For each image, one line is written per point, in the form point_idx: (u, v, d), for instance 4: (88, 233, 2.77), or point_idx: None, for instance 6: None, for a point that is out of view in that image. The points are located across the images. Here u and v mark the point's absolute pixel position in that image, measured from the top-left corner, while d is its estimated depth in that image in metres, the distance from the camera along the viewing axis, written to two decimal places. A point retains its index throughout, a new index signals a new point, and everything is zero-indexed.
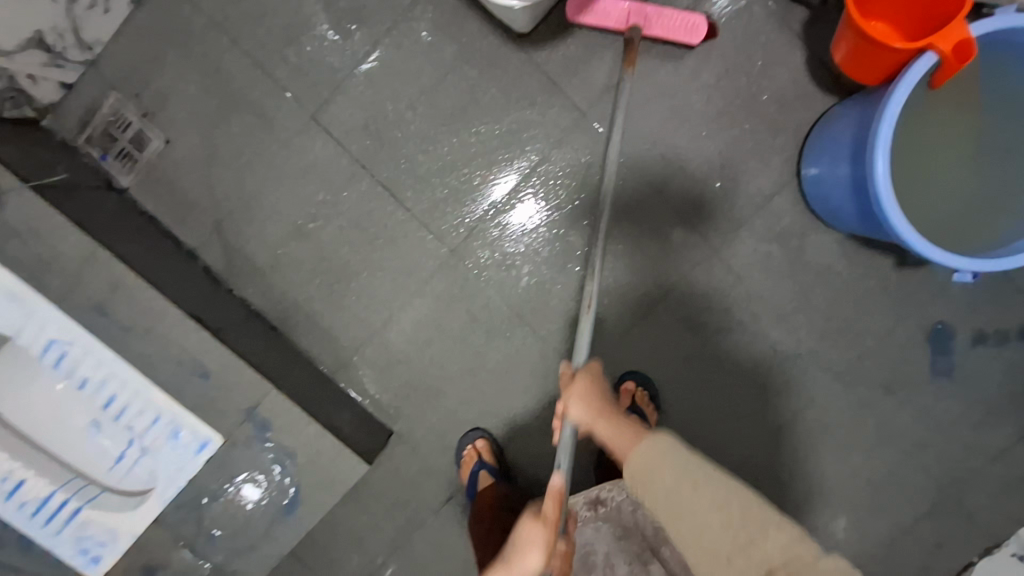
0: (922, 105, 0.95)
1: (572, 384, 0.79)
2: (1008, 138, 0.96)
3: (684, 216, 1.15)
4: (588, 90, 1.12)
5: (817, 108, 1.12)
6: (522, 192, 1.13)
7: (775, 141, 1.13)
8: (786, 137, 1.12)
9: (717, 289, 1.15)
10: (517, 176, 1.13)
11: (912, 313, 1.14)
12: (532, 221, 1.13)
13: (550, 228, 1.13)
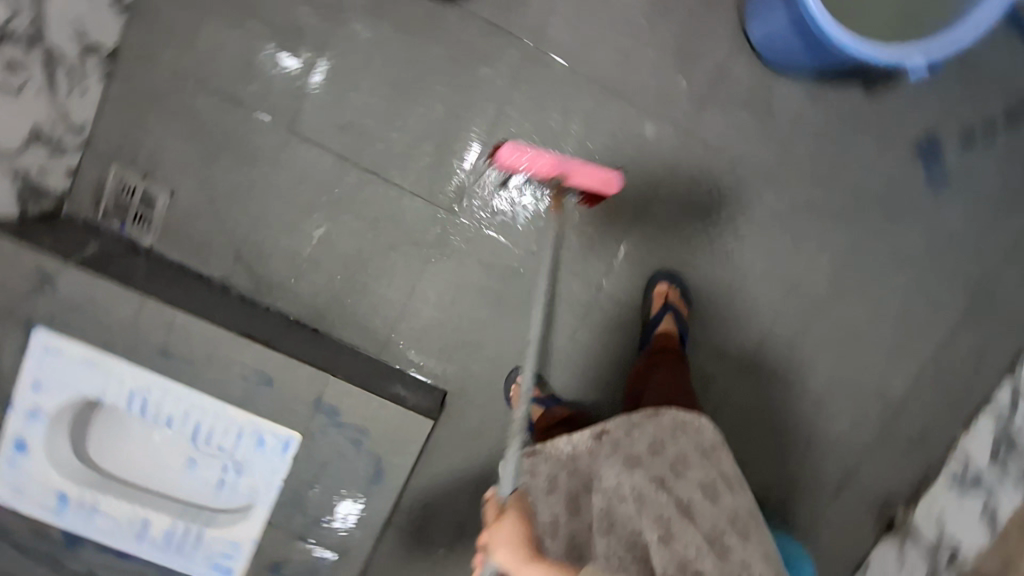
0: None
1: (497, 529, 0.81)
2: None
3: (652, 111, 1.19)
4: (528, 24, 1.17)
5: None
6: (520, 143, 1.18)
7: (716, 14, 1.17)
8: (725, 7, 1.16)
9: (702, 170, 1.21)
10: (510, 128, 1.18)
11: (890, 134, 1.20)
12: (531, 170, 1.19)
13: (549, 172, 1.20)
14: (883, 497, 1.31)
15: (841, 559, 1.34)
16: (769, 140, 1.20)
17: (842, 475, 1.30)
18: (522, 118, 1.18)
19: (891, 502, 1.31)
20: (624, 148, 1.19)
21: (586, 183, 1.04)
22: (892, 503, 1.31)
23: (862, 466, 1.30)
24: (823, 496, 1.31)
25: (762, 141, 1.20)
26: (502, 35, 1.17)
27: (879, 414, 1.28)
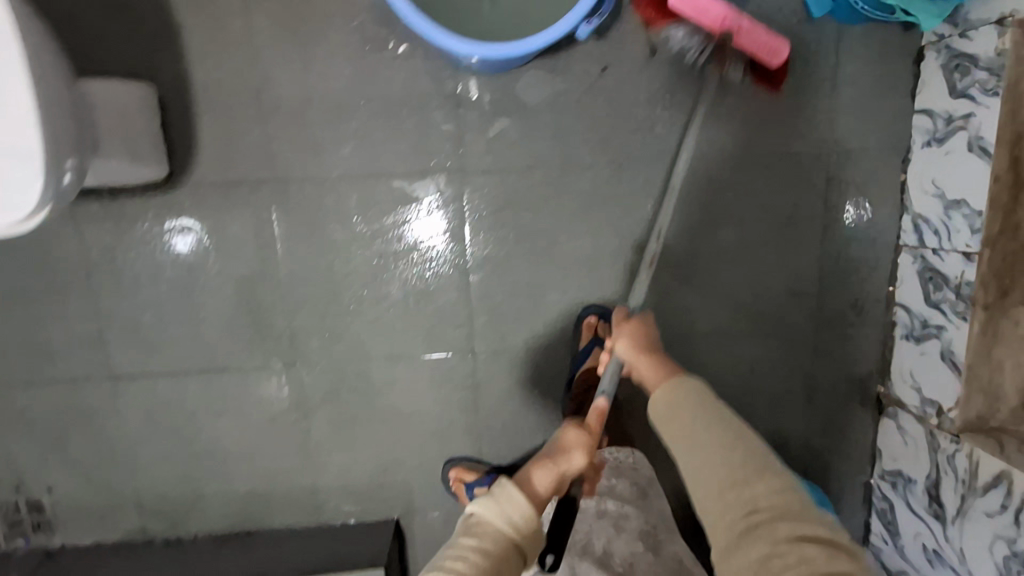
0: None
1: (623, 322, 0.92)
2: None
3: (420, 169, 1.09)
4: (251, 157, 1.05)
5: None
6: (428, 211, 1.11)
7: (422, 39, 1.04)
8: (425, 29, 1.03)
9: (502, 195, 1.11)
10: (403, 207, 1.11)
11: (661, 54, 1.08)
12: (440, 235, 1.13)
13: (457, 229, 1.12)
14: (850, 385, 1.25)
15: (844, 458, 1.28)
16: (545, 130, 1.09)
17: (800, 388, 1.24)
18: (306, 248, 1.11)
19: (863, 384, 1.25)
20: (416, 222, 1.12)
21: (748, 47, 1.00)
22: (862, 385, 1.25)
23: (814, 369, 1.23)
24: (794, 415, 1.25)
25: (539, 134, 1.09)
26: (234, 184, 1.07)
27: (801, 315, 1.21)
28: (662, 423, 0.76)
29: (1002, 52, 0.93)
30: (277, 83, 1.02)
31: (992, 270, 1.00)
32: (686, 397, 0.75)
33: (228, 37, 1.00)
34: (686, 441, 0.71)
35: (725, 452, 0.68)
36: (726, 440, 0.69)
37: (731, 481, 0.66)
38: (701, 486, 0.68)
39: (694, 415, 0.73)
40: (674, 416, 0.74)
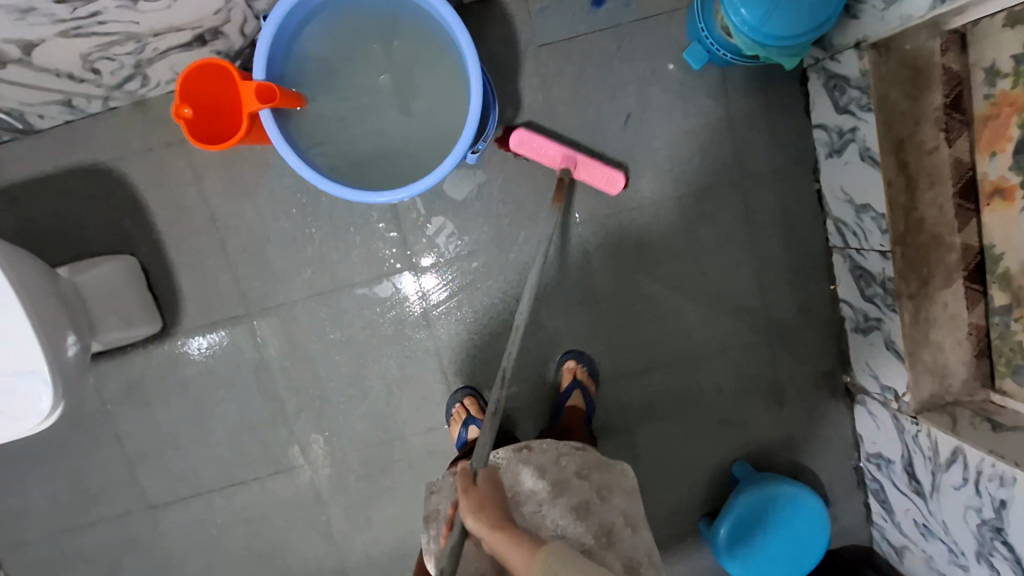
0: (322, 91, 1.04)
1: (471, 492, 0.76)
2: (405, 46, 1.05)
3: (377, 272, 1.21)
4: (231, 293, 1.20)
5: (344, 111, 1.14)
6: (428, 268, 1.22)
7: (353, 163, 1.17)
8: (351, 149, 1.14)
9: (453, 278, 1.23)
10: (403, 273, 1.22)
11: (568, 127, 1.17)
12: (442, 286, 1.23)
13: (453, 286, 1.23)
14: (816, 380, 1.31)
15: (828, 449, 1.33)
16: (478, 216, 1.21)
17: (769, 393, 1.31)
18: (293, 360, 1.24)
19: (828, 377, 1.31)
20: (382, 320, 1.23)
21: (589, 177, 1.15)
22: (828, 378, 1.31)
23: (778, 373, 1.30)
24: (770, 421, 1.32)
25: (475, 221, 1.21)
26: (220, 322, 1.22)
27: (753, 326, 1.28)
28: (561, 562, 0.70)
29: (865, 73, 1.01)
30: (238, 231, 1.18)
31: (907, 264, 1.06)
32: (548, 563, 0.69)
33: (190, 202, 1.17)
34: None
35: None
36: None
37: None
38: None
39: (585, 569, 0.70)
40: (547, 568, 0.69)
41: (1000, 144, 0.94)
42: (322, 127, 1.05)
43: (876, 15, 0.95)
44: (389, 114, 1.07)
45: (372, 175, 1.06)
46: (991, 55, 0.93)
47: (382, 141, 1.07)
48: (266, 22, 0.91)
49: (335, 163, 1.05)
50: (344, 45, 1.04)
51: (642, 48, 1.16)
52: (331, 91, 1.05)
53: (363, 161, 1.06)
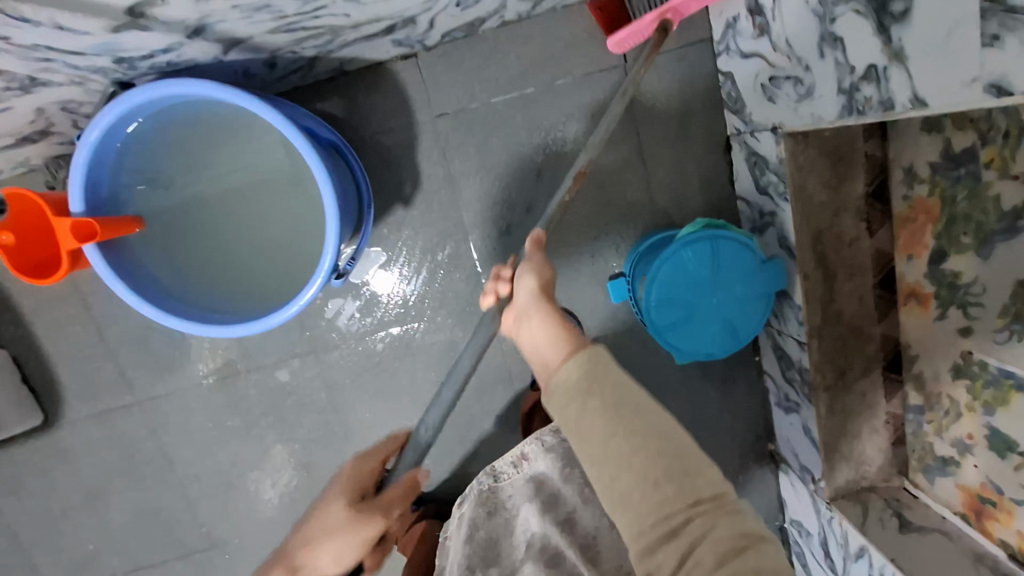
0: (198, 167, 0.90)
1: None
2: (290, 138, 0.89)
3: (273, 352, 1.14)
4: (117, 381, 1.13)
5: (178, 177, 0.90)
6: (400, 246, 1.10)
7: (192, 234, 0.91)
8: (198, 225, 0.91)
9: (354, 359, 1.15)
10: (377, 267, 1.11)
11: (468, 201, 1.08)
12: (408, 284, 1.12)
13: (390, 327, 1.14)
14: (742, 449, 1.26)
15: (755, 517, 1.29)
16: (379, 297, 1.12)
17: None
18: (189, 447, 1.18)
19: (754, 443, 1.25)
20: (282, 406, 1.16)
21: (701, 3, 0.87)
22: (753, 447, 1.25)
23: (704, 444, 1.25)
24: None
25: (377, 301, 1.12)
26: (107, 412, 1.15)
27: (679, 399, 1.22)
28: (576, 418, 0.63)
29: (782, 159, 0.93)
30: (116, 317, 1.10)
31: (824, 354, 1.00)
32: (593, 364, 0.65)
33: (62, 294, 1.09)
34: (572, 398, 0.64)
35: (635, 451, 0.59)
36: (640, 455, 0.59)
37: (654, 496, 0.57)
38: (624, 480, 0.59)
39: (619, 436, 0.60)
40: (582, 412, 0.63)
41: (917, 249, 0.87)
42: (180, 223, 0.91)
43: (791, 104, 0.86)
44: (261, 197, 0.92)
45: (241, 272, 0.92)
46: (909, 155, 0.84)
47: (231, 239, 0.92)
48: (77, 143, 0.74)
49: (191, 263, 0.90)
50: (206, 118, 0.87)
51: (549, 118, 1.05)
52: (199, 171, 0.90)
53: (188, 258, 0.90)
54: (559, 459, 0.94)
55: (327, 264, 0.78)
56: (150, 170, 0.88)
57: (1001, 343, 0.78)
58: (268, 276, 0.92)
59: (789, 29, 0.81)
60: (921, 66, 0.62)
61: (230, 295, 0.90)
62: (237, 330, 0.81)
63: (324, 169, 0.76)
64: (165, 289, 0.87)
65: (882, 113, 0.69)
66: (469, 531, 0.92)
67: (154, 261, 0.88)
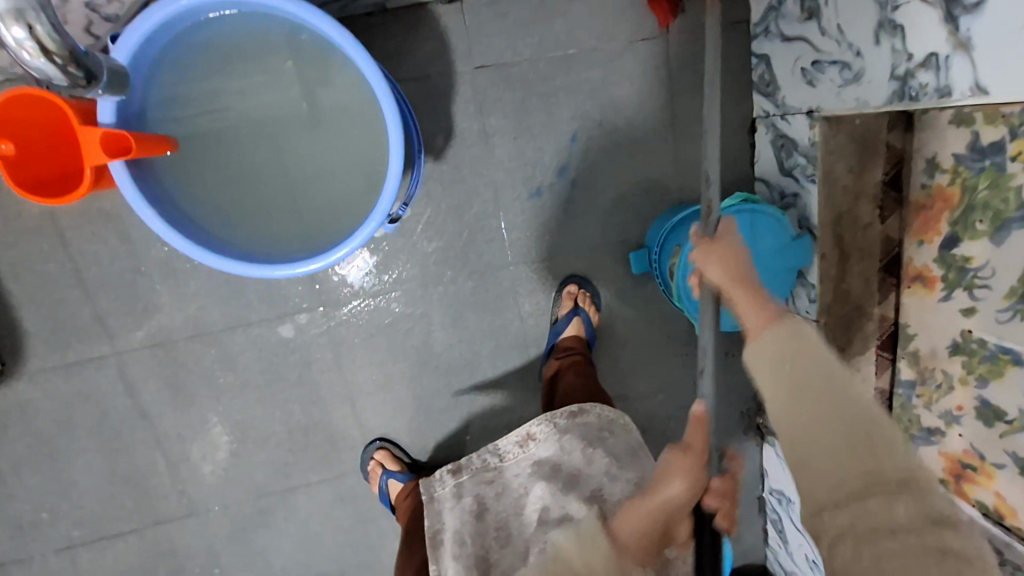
0: (222, 88, 0.82)
1: (582, 299, 1.11)
2: (329, 66, 0.81)
3: (276, 305, 1.06)
4: (94, 330, 1.02)
5: (200, 99, 0.82)
6: (424, 201, 1.05)
7: (212, 163, 0.83)
8: (217, 154, 0.83)
9: (364, 319, 1.09)
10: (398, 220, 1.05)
11: (500, 160, 1.05)
12: (427, 241, 1.07)
13: (405, 286, 1.09)
14: (734, 422, 1.31)
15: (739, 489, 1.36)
16: (397, 255, 1.07)
17: None
18: (171, 406, 1.08)
19: (744, 417, 1.32)
20: (283, 364, 1.09)
21: None
22: (744, 421, 1.32)
23: None
24: None
25: (394, 258, 1.07)
26: (80, 362, 1.03)
27: None
28: (760, 366, 0.65)
29: (813, 143, 0.97)
30: (98, 261, 0.99)
31: (830, 331, 1.06)
32: (789, 336, 0.64)
33: (38, 227, 0.97)
34: (771, 361, 0.64)
35: (819, 413, 0.59)
36: (825, 422, 0.58)
37: (830, 470, 0.57)
38: (808, 435, 0.59)
39: (801, 375, 0.61)
40: (778, 367, 0.63)
41: (928, 235, 0.95)
42: (209, 152, 0.83)
43: (833, 89, 0.90)
44: (291, 130, 0.84)
45: (266, 209, 0.84)
46: (934, 146, 0.91)
47: (256, 173, 0.84)
48: (113, 45, 0.68)
49: (220, 198, 0.83)
50: (243, 36, 0.80)
51: (591, 83, 1.04)
52: (223, 94, 0.82)
53: (208, 189, 0.83)
54: (576, 440, 0.93)
55: (383, 207, 0.74)
56: (178, 93, 0.80)
57: (1002, 322, 0.86)
58: (297, 216, 0.85)
59: (842, 15, 0.85)
60: (987, 56, 0.67)
61: (262, 235, 0.83)
62: (280, 271, 0.75)
63: (392, 98, 0.71)
64: (191, 224, 0.80)
65: (937, 99, 0.74)
66: (475, 507, 0.93)
67: (180, 195, 0.81)
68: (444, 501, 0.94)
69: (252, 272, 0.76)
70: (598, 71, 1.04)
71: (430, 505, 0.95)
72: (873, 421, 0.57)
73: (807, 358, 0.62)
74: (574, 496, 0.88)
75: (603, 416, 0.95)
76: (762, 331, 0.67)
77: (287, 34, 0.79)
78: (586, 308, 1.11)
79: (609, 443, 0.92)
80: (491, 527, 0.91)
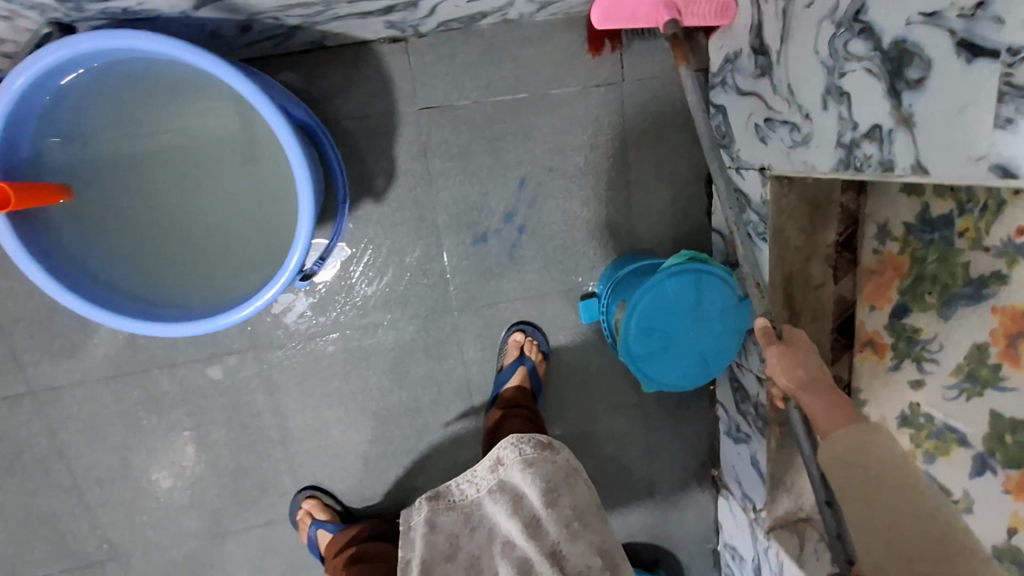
0: (127, 127, 0.77)
1: (529, 348, 1.08)
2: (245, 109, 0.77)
3: (205, 346, 1.01)
4: (8, 367, 0.97)
5: (104, 140, 0.77)
6: (364, 242, 1.01)
7: (116, 206, 0.78)
8: (123, 196, 0.78)
9: (299, 362, 1.05)
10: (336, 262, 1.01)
11: (445, 203, 1.01)
12: (366, 283, 1.03)
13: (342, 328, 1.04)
14: (687, 473, 1.27)
15: (691, 541, 1.32)
16: (335, 296, 1.03)
17: (639, 486, 1.26)
18: (90, 448, 1.02)
19: (699, 469, 1.28)
20: (212, 406, 1.04)
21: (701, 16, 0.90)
22: (697, 473, 1.28)
23: (654, 469, 1.25)
24: (638, 513, 1.28)
25: (332, 299, 1.03)
26: None
27: (633, 423, 1.22)
28: (833, 469, 0.63)
29: (765, 200, 0.93)
30: (14, 296, 0.94)
31: None
32: (868, 438, 0.62)
33: None
34: (845, 465, 0.62)
35: (885, 509, 0.59)
36: (895, 521, 0.58)
37: (901, 563, 0.57)
38: (872, 525, 0.59)
39: (872, 477, 0.60)
40: (851, 468, 0.61)
41: (879, 300, 0.92)
42: (127, 195, 0.79)
43: (783, 149, 0.87)
44: (206, 173, 0.80)
45: (176, 255, 0.80)
46: (885, 213, 0.88)
47: (167, 217, 0.80)
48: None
49: (137, 246, 0.79)
50: (150, 74, 0.74)
51: (541, 128, 1.00)
52: (129, 134, 0.77)
53: (111, 233, 0.78)
54: (543, 479, 0.85)
55: (293, 263, 0.70)
56: (92, 130, 0.76)
57: (949, 399, 0.83)
58: (209, 263, 0.80)
59: (792, 75, 0.82)
60: (929, 135, 0.63)
61: (181, 285, 0.79)
62: (179, 330, 0.72)
63: (302, 153, 0.68)
64: (101, 277, 0.76)
65: (881, 172, 0.71)
66: (443, 542, 0.83)
67: (85, 243, 0.76)
68: (417, 529, 0.85)
69: (150, 328, 0.72)
70: (549, 116, 1.00)
71: (404, 535, 0.85)
72: (937, 514, 0.58)
73: (877, 459, 0.61)
74: (538, 548, 0.80)
75: (567, 462, 0.89)
76: (835, 426, 0.64)
77: (198, 74, 0.74)
78: (531, 356, 1.08)
79: (574, 493, 0.86)
80: (455, 566, 0.81)
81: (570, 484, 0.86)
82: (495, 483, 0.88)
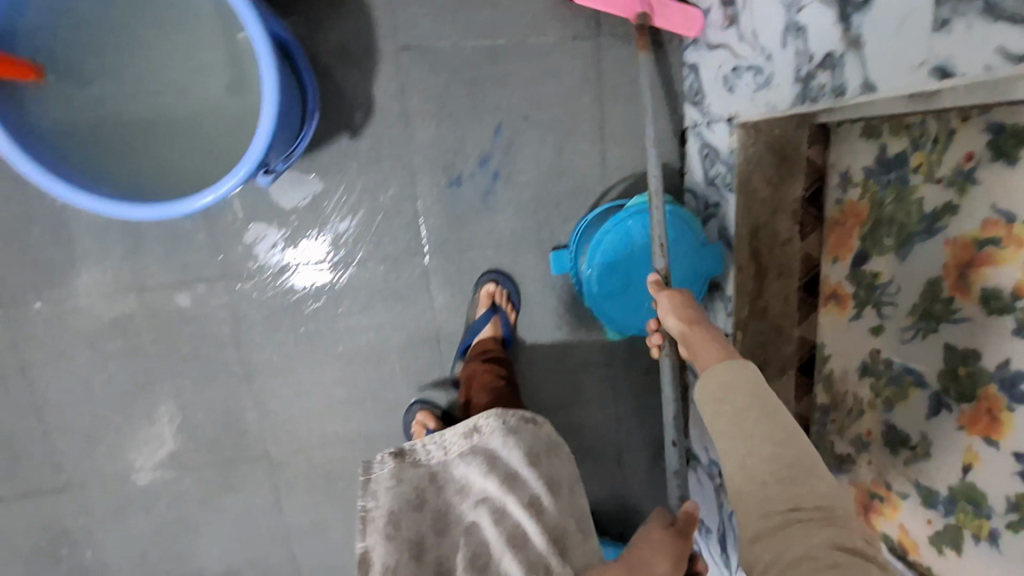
0: (122, 39, 0.85)
1: (500, 300, 1.09)
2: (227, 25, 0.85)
3: (177, 271, 1.02)
4: None
5: (97, 48, 0.85)
6: (340, 177, 1.03)
7: (106, 109, 0.87)
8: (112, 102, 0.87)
9: (268, 294, 1.05)
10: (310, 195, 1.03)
11: (420, 143, 1.03)
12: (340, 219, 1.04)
13: (314, 264, 1.05)
14: (656, 443, 1.26)
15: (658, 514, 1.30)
16: (308, 230, 1.04)
17: (607, 452, 1.25)
18: (52, 369, 1.03)
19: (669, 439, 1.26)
20: (177, 335, 1.04)
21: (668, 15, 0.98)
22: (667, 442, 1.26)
23: (621, 435, 1.24)
24: (604, 480, 1.26)
25: (304, 233, 1.04)
26: None
27: (603, 385, 1.21)
28: (709, 404, 0.62)
29: (732, 150, 0.95)
30: None
31: (746, 348, 1.02)
32: (736, 377, 0.61)
33: None
34: (717, 398, 0.61)
35: (748, 438, 0.57)
36: (754, 448, 0.56)
37: (755, 491, 0.55)
38: (738, 457, 0.57)
39: (741, 406, 0.59)
40: (723, 399, 0.61)
41: (842, 251, 0.92)
42: (131, 111, 0.87)
43: (748, 94, 0.89)
44: (190, 85, 0.88)
45: (159, 157, 0.88)
46: (847, 159, 0.88)
47: (152, 123, 0.88)
48: None
49: (125, 149, 0.87)
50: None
51: (518, 76, 1.03)
52: (124, 46, 0.86)
53: (102, 133, 0.86)
54: (526, 447, 0.79)
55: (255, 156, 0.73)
56: (94, 41, 0.85)
57: (906, 341, 0.83)
58: (188, 165, 0.88)
59: (756, 20, 0.85)
60: (875, 54, 0.65)
61: (172, 188, 0.87)
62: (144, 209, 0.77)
63: (269, 50, 0.72)
64: (92, 172, 0.83)
65: (833, 100, 0.73)
66: (416, 503, 0.72)
67: (74, 138, 0.84)
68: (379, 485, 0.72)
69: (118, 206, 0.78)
70: (527, 66, 1.03)
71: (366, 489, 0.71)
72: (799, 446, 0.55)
73: (749, 393, 0.60)
74: (522, 506, 0.74)
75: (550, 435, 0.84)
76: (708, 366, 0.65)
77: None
78: (502, 306, 1.09)
79: (557, 461, 0.81)
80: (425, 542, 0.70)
81: (555, 452, 0.82)
82: (467, 449, 0.78)
